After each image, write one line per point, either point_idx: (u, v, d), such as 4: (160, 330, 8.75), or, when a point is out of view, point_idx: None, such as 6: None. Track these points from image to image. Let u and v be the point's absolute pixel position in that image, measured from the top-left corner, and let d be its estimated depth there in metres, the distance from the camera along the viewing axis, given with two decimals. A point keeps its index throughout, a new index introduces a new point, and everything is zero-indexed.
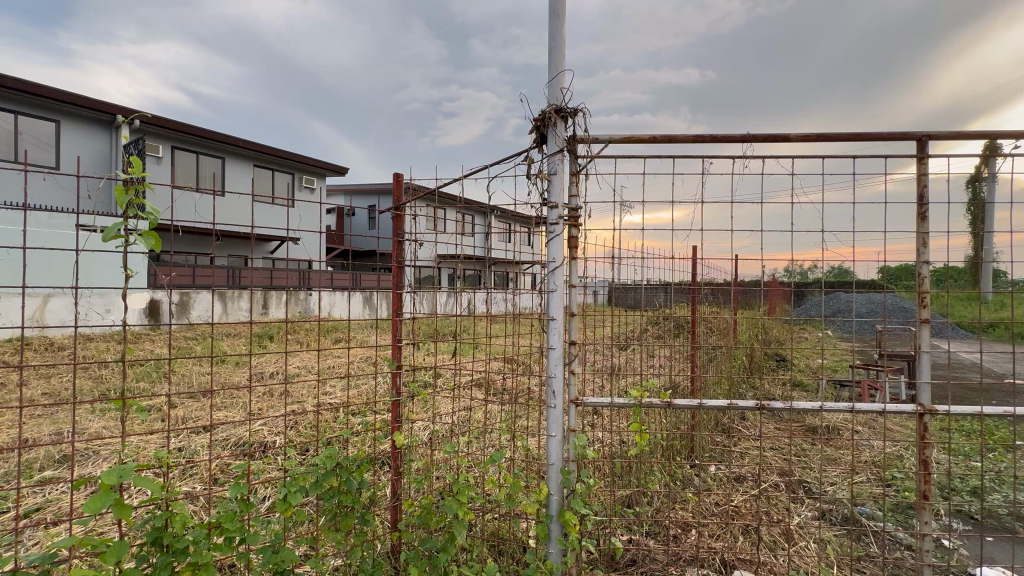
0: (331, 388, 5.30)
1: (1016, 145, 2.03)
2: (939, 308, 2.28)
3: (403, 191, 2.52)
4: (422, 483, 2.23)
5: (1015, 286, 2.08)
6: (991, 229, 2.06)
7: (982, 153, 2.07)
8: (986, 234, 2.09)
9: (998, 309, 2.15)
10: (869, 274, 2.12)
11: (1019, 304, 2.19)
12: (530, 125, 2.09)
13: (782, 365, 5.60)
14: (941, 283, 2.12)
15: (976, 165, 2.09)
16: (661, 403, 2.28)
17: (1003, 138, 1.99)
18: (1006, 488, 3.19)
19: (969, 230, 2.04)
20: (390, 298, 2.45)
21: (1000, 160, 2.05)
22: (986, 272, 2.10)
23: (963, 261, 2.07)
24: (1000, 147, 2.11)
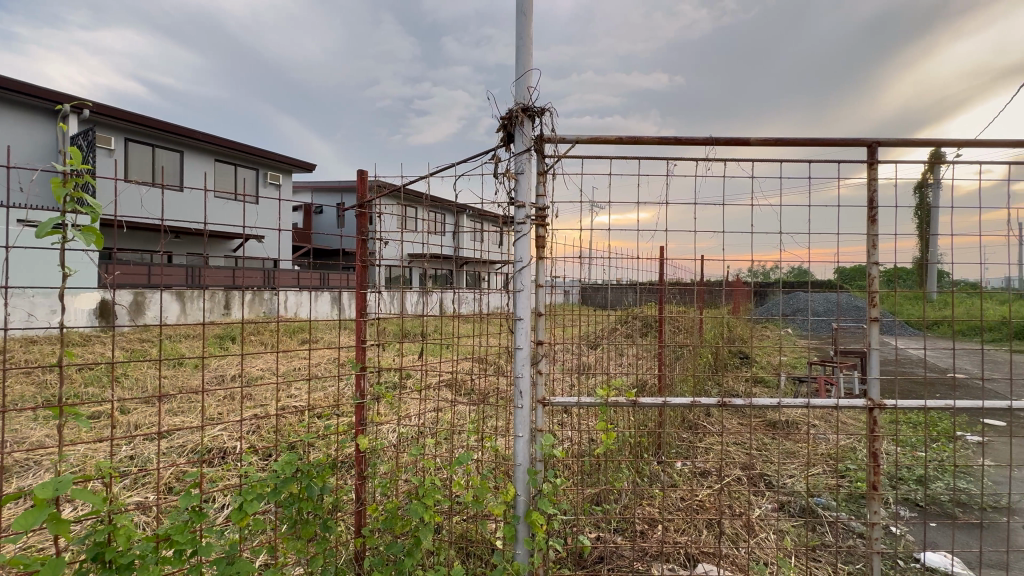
0: (296, 390, 5.15)
1: (959, 153, 2.13)
2: (890, 306, 2.38)
3: (368, 189, 2.46)
4: (388, 488, 2.19)
5: (956, 286, 2.19)
6: (936, 232, 2.17)
7: (929, 160, 2.17)
8: (931, 236, 2.20)
9: (944, 307, 2.26)
10: (825, 275, 2.20)
11: (961, 303, 2.31)
12: (497, 123, 2.07)
13: (745, 362, 5.78)
14: (891, 282, 2.21)
15: (923, 172, 2.19)
16: (627, 402, 2.30)
17: (947, 146, 2.09)
18: (948, 477, 3.38)
19: (915, 233, 2.14)
20: (353, 297, 2.37)
21: (944, 166, 2.16)
22: (932, 272, 2.21)
23: (910, 262, 2.17)
24: (944, 154, 2.22)
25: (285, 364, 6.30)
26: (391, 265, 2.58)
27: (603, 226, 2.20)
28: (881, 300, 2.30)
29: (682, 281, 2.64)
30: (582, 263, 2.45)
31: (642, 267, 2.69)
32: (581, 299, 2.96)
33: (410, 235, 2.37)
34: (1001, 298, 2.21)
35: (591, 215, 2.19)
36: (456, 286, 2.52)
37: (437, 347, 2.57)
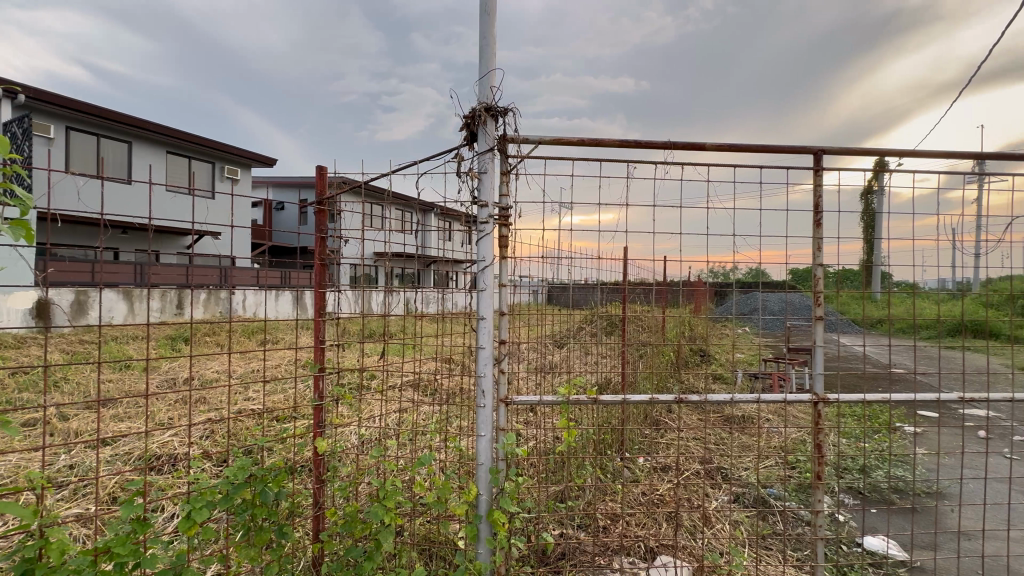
0: (254, 393, 4.97)
1: (900, 162, 2.26)
2: (838, 306, 2.50)
3: (328, 185, 2.40)
4: (348, 491, 2.14)
5: (895, 288, 2.34)
6: (879, 235, 2.31)
7: (873, 168, 2.29)
8: (875, 240, 2.33)
9: (885, 307, 2.38)
10: (777, 275, 2.30)
11: (899, 303, 2.46)
12: (460, 122, 2.06)
13: (706, 359, 5.96)
14: (838, 283, 2.33)
15: (868, 179, 2.31)
16: (588, 399, 2.32)
17: (889, 155, 2.22)
18: (887, 465, 3.61)
19: (860, 237, 2.26)
20: (311, 296, 2.30)
21: (887, 174, 2.28)
22: (877, 274, 2.34)
23: (855, 264, 2.29)
24: (887, 163, 2.35)
25: (242, 366, 6.05)
26: (353, 263, 2.52)
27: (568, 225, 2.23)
28: (829, 300, 2.42)
29: (645, 280, 2.70)
30: (547, 261, 2.47)
31: (606, 267, 2.73)
32: (548, 298, 2.98)
33: (371, 233, 2.31)
34: (935, 298, 2.37)
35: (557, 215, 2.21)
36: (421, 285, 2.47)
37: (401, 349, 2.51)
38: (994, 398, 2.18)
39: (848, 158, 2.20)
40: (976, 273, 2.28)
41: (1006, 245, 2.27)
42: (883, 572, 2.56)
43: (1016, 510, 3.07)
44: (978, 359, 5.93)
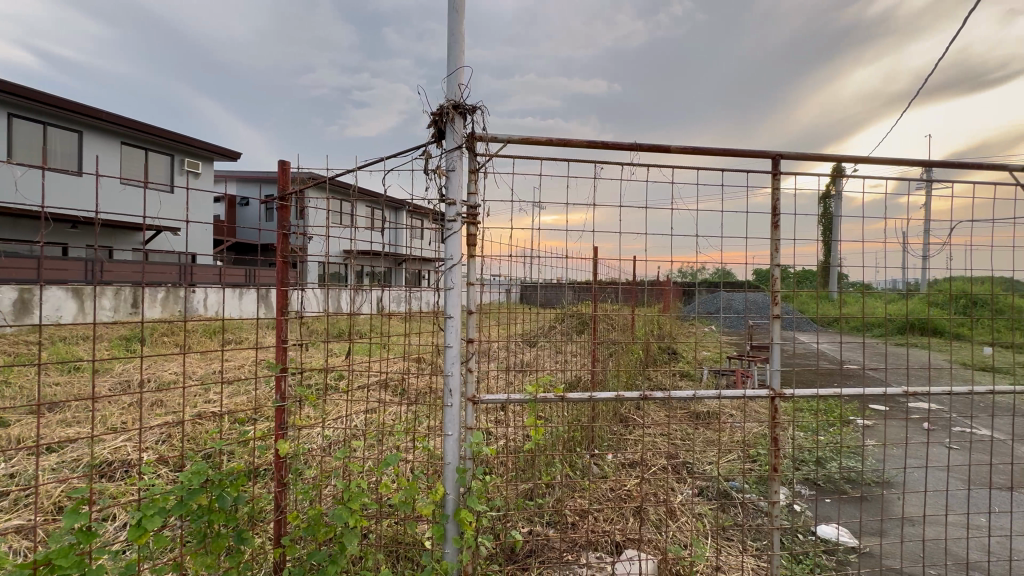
0: (215, 395, 4.79)
1: (855, 167, 2.33)
2: (798, 304, 2.59)
3: (290, 181, 2.33)
4: (311, 494, 2.09)
5: (849, 288, 2.44)
6: (836, 237, 2.40)
7: (830, 173, 2.36)
8: (831, 242, 2.42)
9: (840, 307, 2.49)
10: (740, 275, 2.37)
11: (854, 303, 2.57)
12: (428, 119, 2.04)
13: (674, 357, 6.10)
14: (799, 284, 2.40)
15: (825, 184, 2.39)
16: (555, 397, 2.32)
17: (844, 161, 2.31)
18: (841, 456, 3.79)
19: (816, 238, 2.33)
20: (274, 295, 2.24)
21: (844, 179, 2.35)
22: (834, 274, 2.44)
23: (814, 265, 2.36)
24: (844, 168, 2.42)
25: (202, 368, 5.82)
26: (319, 261, 2.46)
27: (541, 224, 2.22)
28: (790, 299, 2.51)
29: (617, 280, 2.71)
30: (517, 259, 2.47)
31: (577, 266, 2.74)
32: (521, 297, 2.97)
33: (337, 230, 2.25)
34: (886, 298, 2.49)
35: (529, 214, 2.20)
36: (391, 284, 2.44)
37: (372, 349, 2.47)
38: (937, 391, 2.30)
39: (810, 163, 2.25)
40: (923, 273, 2.40)
41: (949, 247, 2.41)
42: (835, 558, 2.68)
43: (955, 496, 3.28)
44: (923, 354, 6.28)
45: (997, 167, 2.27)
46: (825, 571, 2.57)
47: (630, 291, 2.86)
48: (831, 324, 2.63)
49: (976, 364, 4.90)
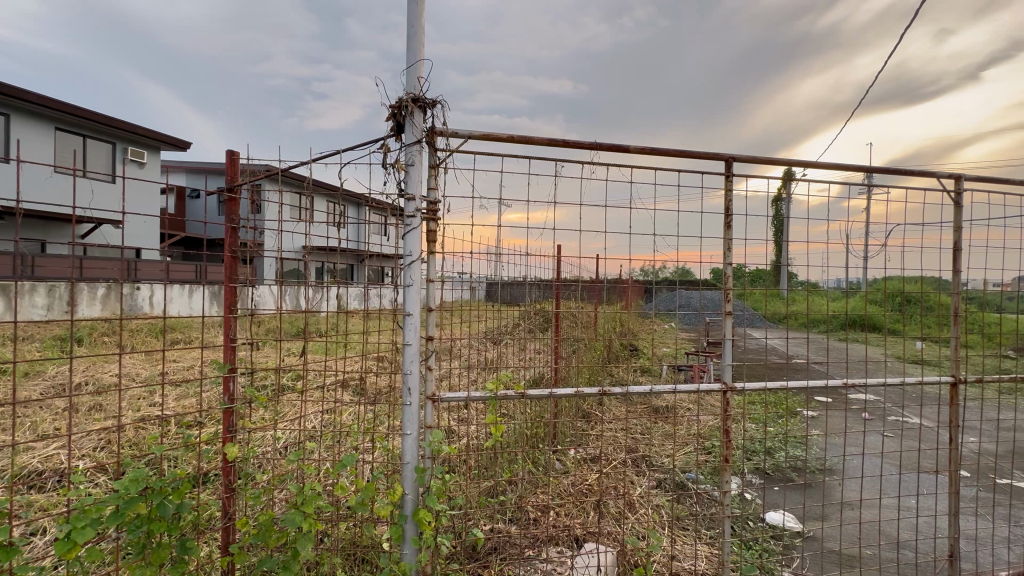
0: (162, 398, 4.53)
1: (805, 171, 2.41)
2: (752, 302, 2.69)
3: (240, 172, 2.21)
4: (261, 498, 2.01)
5: (797, 286, 2.55)
6: (787, 238, 2.49)
7: (782, 177, 2.44)
8: (783, 242, 2.51)
9: (789, 304, 2.59)
10: (697, 274, 2.43)
11: (802, 300, 2.69)
12: (386, 111, 1.99)
13: (635, 354, 6.24)
14: (753, 282, 2.49)
15: (777, 188, 2.48)
16: (516, 394, 2.31)
17: (793, 164, 2.40)
18: (788, 446, 3.98)
19: (768, 238, 2.41)
20: (221, 292, 2.12)
21: (795, 183, 2.43)
22: (785, 273, 2.53)
23: (766, 265, 2.45)
24: (794, 171, 2.49)
25: (147, 369, 5.49)
26: (272, 256, 2.35)
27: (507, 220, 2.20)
28: (745, 297, 2.59)
29: (581, 277, 2.71)
30: (480, 256, 2.45)
31: (544, 264, 2.74)
32: (487, 295, 2.93)
33: (291, 224, 2.15)
34: (830, 296, 2.62)
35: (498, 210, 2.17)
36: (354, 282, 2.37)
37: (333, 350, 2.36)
38: (874, 383, 2.44)
39: (762, 166, 2.31)
40: (863, 273, 2.54)
41: (886, 248, 2.56)
42: (782, 543, 2.82)
43: (888, 480, 3.51)
44: (863, 348, 6.69)
45: (928, 174, 2.42)
46: (772, 554, 2.70)
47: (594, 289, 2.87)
48: (782, 320, 2.74)
49: (908, 358, 5.27)
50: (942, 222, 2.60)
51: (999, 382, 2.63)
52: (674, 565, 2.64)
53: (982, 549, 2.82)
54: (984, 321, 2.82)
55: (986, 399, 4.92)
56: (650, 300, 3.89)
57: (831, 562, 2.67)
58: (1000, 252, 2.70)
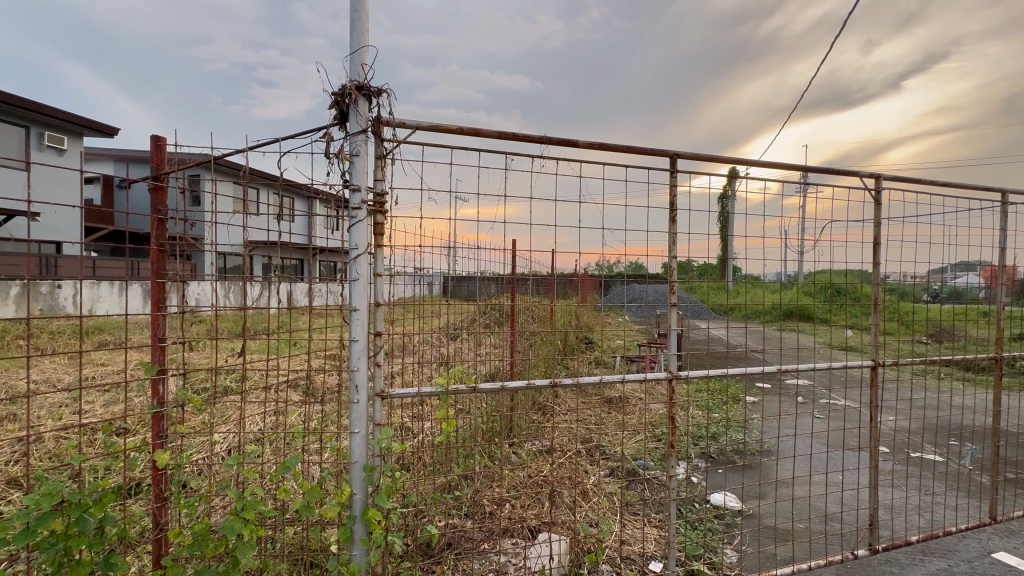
0: (88, 405, 4.19)
1: (748, 169, 2.50)
2: (699, 295, 2.77)
3: (168, 159, 2.03)
4: (197, 506, 1.89)
5: (743, 280, 2.65)
6: (731, 234, 2.57)
7: (727, 175, 2.53)
8: (728, 237, 2.59)
9: (735, 296, 2.69)
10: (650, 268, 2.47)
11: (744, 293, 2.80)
12: (329, 99, 1.91)
13: (590, 346, 6.40)
14: (703, 275, 2.58)
15: (724, 185, 2.56)
16: (468, 388, 2.24)
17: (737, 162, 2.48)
18: (731, 430, 4.20)
19: (713, 234, 2.50)
20: (148, 287, 1.96)
21: (738, 180, 2.53)
22: (729, 267, 2.62)
23: (714, 259, 2.54)
24: (738, 169, 2.58)
25: (70, 374, 5.06)
26: (208, 250, 2.18)
27: (458, 215, 2.16)
28: (692, 290, 2.68)
29: (536, 272, 2.70)
30: (432, 250, 2.39)
31: (502, 259, 2.69)
32: (442, 291, 2.87)
33: (227, 215, 2.00)
34: (769, 288, 2.75)
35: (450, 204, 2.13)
36: (304, 277, 2.23)
37: (281, 349, 2.21)
38: (807, 370, 2.59)
39: (706, 163, 2.38)
40: (799, 266, 2.68)
41: (817, 243, 2.72)
42: (724, 522, 2.98)
43: (819, 458, 3.79)
44: (797, 337, 7.16)
45: (853, 173, 2.58)
46: (715, 533, 2.84)
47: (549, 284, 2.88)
48: (725, 312, 2.86)
49: (837, 345, 5.66)
50: (866, 219, 2.79)
51: (912, 365, 2.87)
52: (624, 549, 2.73)
53: (898, 517, 3.09)
54: (901, 310, 3.07)
55: (902, 382, 5.39)
56: (603, 294, 3.97)
57: (768, 537, 2.84)
58: (914, 245, 2.94)
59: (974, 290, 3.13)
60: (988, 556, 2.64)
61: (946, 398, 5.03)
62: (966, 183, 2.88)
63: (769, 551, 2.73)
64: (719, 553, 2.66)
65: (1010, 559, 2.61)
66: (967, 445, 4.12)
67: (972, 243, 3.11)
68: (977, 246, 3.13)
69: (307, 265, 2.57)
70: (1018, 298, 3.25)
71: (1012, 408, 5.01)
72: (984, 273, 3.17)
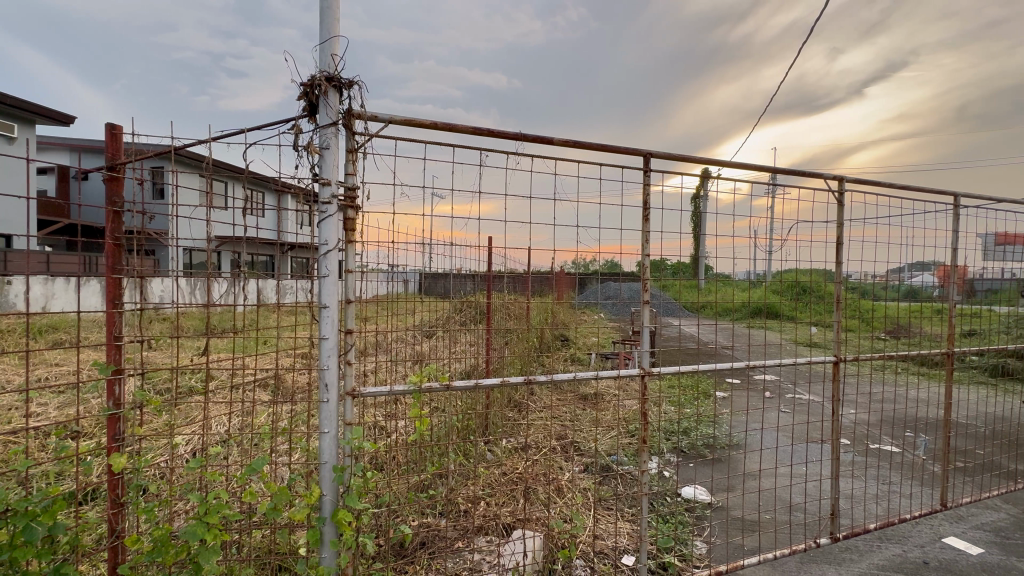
0: (39, 408, 3.96)
1: (720, 170, 2.55)
2: (674, 293, 2.80)
3: (124, 150, 1.94)
4: (157, 511, 1.81)
5: (716, 278, 2.70)
6: (703, 233, 2.62)
7: (701, 176, 2.57)
8: (701, 236, 2.63)
9: (708, 294, 2.74)
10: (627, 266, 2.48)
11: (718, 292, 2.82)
12: (298, 90, 1.85)
13: (566, 344, 6.46)
14: (676, 273, 2.62)
15: (697, 185, 2.60)
16: (441, 386, 2.20)
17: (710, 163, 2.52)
18: (702, 425, 4.29)
19: (687, 233, 2.54)
20: (102, 283, 1.87)
21: (711, 181, 2.57)
22: (702, 266, 2.67)
23: (688, 257, 2.59)
24: (711, 169, 2.62)
25: (19, 376, 4.78)
26: (169, 245, 2.08)
27: (433, 211, 2.13)
28: (666, 288, 2.72)
29: (511, 270, 2.69)
30: (406, 247, 2.35)
31: (478, 257, 2.67)
32: (417, 289, 2.84)
33: (187, 209, 1.92)
34: (740, 287, 2.81)
35: (425, 199, 2.10)
36: (273, 274, 2.16)
37: (248, 347, 2.14)
38: (775, 365, 2.64)
39: (678, 163, 2.42)
40: (768, 265, 2.75)
41: (783, 242, 2.81)
42: (695, 515, 3.05)
43: (784, 450, 3.92)
44: (765, 334, 7.40)
45: (818, 175, 2.67)
46: (686, 526, 2.90)
47: (525, 282, 2.87)
48: (697, 310, 2.91)
49: (802, 341, 5.87)
50: (829, 220, 2.90)
51: (873, 361, 2.95)
52: (597, 544, 2.76)
53: (857, 506, 3.22)
54: (862, 308, 3.19)
55: (863, 377, 5.63)
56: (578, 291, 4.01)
57: (736, 529, 2.92)
58: (874, 246, 3.06)
59: (929, 289, 3.28)
60: (938, 541, 2.77)
61: (903, 392, 5.28)
62: (922, 187, 3.02)
63: (737, 541, 2.81)
64: (689, 545, 2.72)
65: (959, 543, 2.75)
66: (921, 436, 4.33)
67: (926, 244, 3.26)
68: (931, 247, 3.29)
69: (276, 262, 2.49)
70: (968, 296, 3.43)
71: (961, 400, 5.30)
72: (938, 273, 3.32)
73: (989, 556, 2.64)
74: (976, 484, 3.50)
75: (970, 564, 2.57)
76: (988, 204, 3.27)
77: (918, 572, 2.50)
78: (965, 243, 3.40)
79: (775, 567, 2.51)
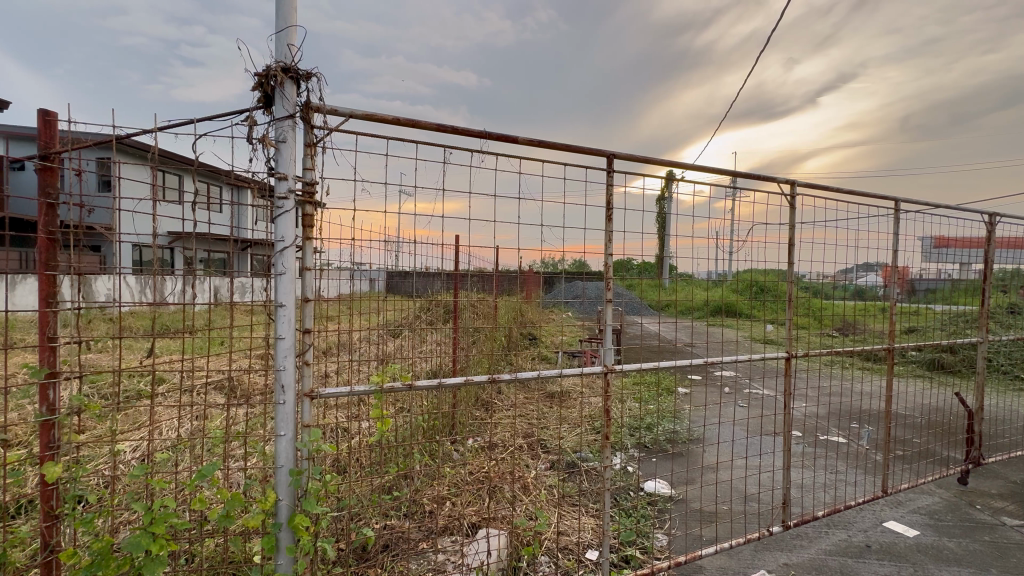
0: None
1: (683, 172, 2.61)
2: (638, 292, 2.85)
3: (59, 139, 1.81)
4: (96, 522, 1.70)
5: (679, 278, 2.76)
6: (668, 233, 2.67)
7: (664, 178, 2.62)
8: (664, 237, 2.69)
9: (671, 293, 2.80)
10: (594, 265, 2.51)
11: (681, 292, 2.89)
12: (252, 80, 1.78)
13: (533, 343, 6.51)
14: (640, 273, 2.66)
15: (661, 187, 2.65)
16: (403, 385, 2.15)
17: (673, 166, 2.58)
18: (664, 421, 4.43)
19: (651, 233, 2.58)
20: (34, 281, 1.74)
21: (674, 183, 2.63)
22: (666, 265, 2.72)
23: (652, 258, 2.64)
24: (674, 171, 2.67)
25: None
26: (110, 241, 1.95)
27: (396, 209, 2.09)
28: (631, 287, 2.76)
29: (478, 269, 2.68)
30: (369, 246, 2.30)
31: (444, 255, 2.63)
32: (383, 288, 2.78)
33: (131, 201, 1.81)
34: (702, 286, 2.89)
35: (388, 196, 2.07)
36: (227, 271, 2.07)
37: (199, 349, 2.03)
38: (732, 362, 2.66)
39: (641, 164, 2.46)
40: (729, 265, 2.84)
41: (742, 244, 2.91)
42: (656, 508, 3.13)
43: (740, 444, 4.10)
44: (724, 332, 7.70)
45: (773, 179, 2.78)
46: (648, 519, 2.98)
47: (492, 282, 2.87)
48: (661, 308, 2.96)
49: (758, 339, 6.12)
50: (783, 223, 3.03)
51: (822, 356, 2.97)
52: (562, 540, 2.79)
53: (807, 494, 3.39)
54: (812, 306, 3.36)
55: (813, 372, 5.96)
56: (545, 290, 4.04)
57: (695, 519, 3.02)
58: (824, 247, 3.22)
59: (872, 289, 3.48)
60: (880, 525, 2.95)
61: (849, 386, 5.62)
62: (866, 192, 3.21)
63: (695, 532, 2.91)
64: (651, 537, 2.79)
65: (898, 526, 2.94)
66: (865, 427, 4.61)
67: (870, 246, 3.46)
68: (875, 249, 3.49)
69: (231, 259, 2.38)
70: (908, 296, 3.65)
71: (901, 393, 5.67)
72: (881, 273, 3.50)
73: (924, 538, 2.83)
74: (913, 471, 3.74)
75: (907, 546, 2.74)
76: (925, 209, 3.49)
77: (862, 554, 2.65)
78: (905, 245, 3.62)
79: (730, 556, 2.61)
